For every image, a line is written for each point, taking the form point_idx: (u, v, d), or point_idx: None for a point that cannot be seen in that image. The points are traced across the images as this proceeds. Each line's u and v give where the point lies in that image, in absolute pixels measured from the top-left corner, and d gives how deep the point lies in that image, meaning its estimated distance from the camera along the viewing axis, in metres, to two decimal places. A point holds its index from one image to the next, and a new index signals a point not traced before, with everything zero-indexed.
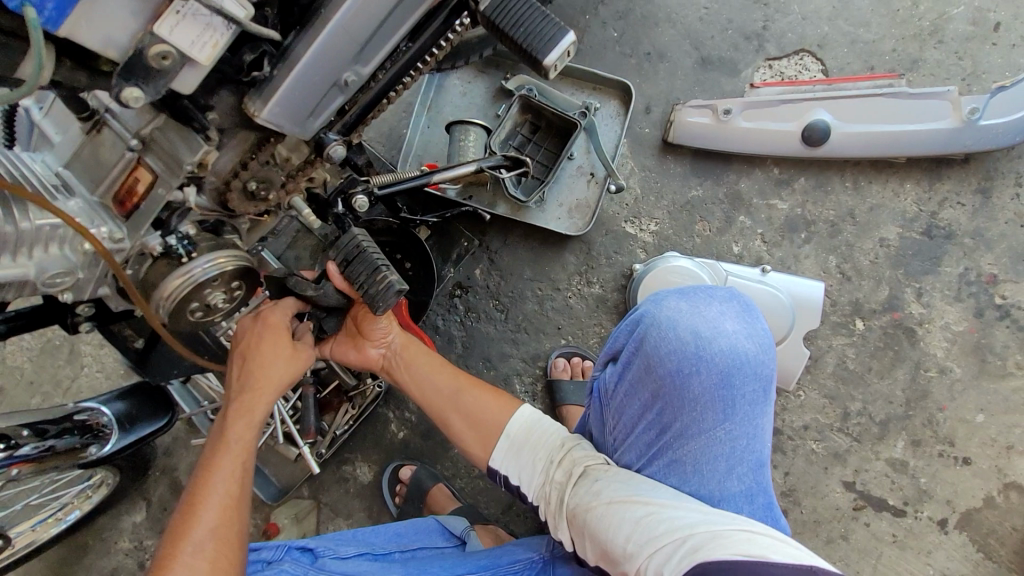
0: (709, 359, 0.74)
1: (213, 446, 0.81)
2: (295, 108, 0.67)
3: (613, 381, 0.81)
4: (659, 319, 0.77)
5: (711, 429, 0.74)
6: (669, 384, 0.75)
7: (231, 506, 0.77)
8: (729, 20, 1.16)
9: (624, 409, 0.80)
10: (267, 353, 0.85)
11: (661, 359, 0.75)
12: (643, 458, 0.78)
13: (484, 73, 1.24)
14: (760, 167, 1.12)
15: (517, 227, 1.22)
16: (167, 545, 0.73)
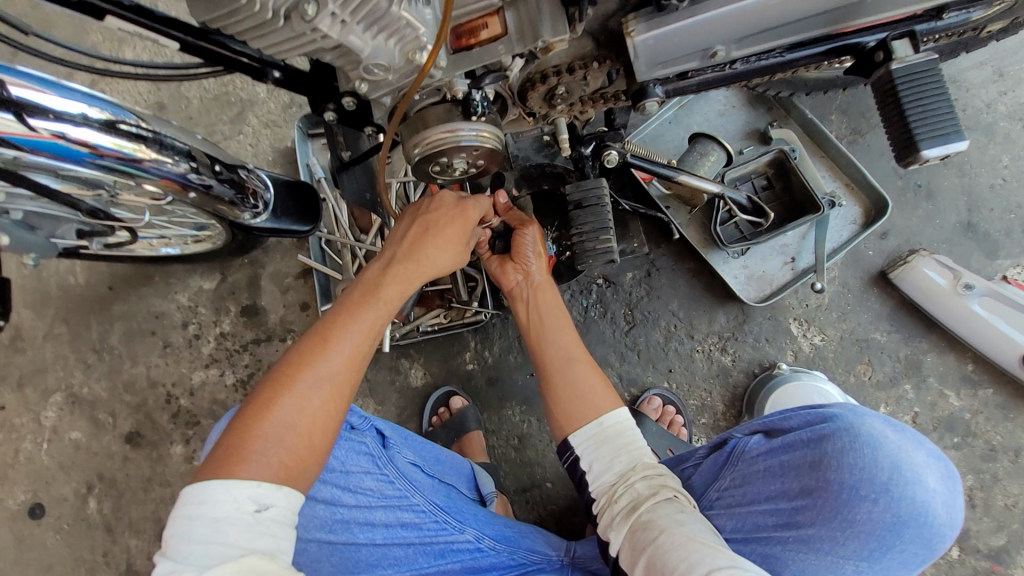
0: (897, 502, 0.68)
1: (363, 295, 0.79)
2: (663, 51, 0.64)
3: (758, 451, 0.76)
4: (857, 432, 0.70)
5: (837, 557, 0.69)
6: (835, 496, 0.69)
7: (356, 357, 0.75)
8: (1020, 204, 1.07)
9: (754, 482, 0.76)
10: (451, 238, 0.84)
11: (839, 468, 0.70)
12: (747, 533, 0.75)
13: (752, 106, 1.18)
14: (956, 354, 1.05)
15: (691, 260, 1.18)
16: (294, 360, 0.72)
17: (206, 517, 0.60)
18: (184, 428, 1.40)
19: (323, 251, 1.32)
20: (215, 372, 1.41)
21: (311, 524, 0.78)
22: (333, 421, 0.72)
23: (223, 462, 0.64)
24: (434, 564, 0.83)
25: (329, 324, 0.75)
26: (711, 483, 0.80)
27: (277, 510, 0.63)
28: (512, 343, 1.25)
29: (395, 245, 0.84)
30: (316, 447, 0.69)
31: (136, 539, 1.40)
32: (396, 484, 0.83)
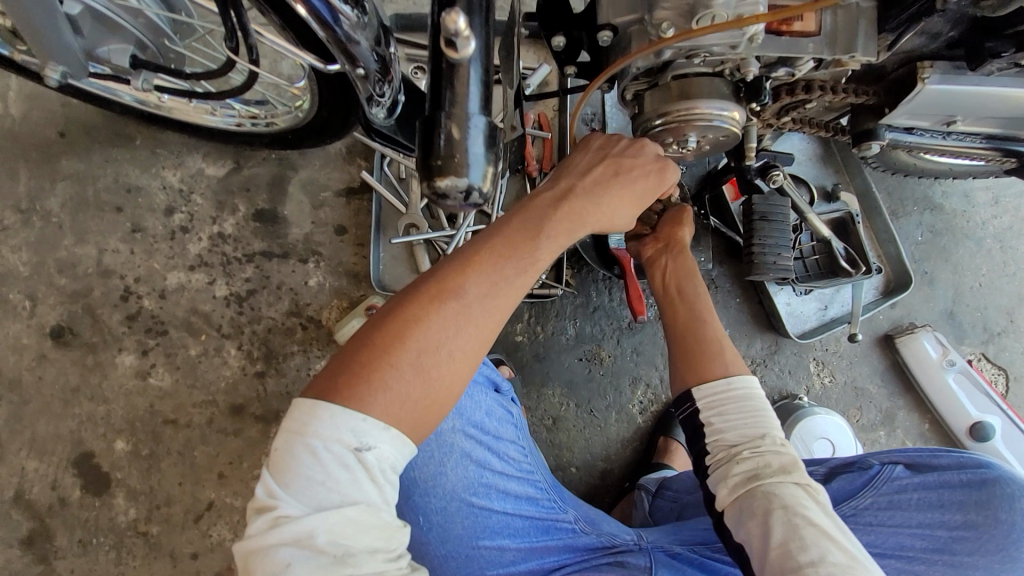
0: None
1: (525, 226, 0.64)
2: (931, 103, 0.68)
3: (911, 482, 0.89)
4: (1016, 483, 0.85)
5: None
6: (1002, 534, 0.82)
7: (502, 302, 0.60)
8: (986, 307, 1.34)
9: (907, 508, 0.88)
10: (632, 194, 0.71)
11: (1009, 509, 0.83)
12: (895, 550, 0.86)
13: (824, 165, 1.31)
14: (921, 413, 1.29)
15: (745, 286, 1.28)
16: (440, 277, 0.59)
17: (310, 443, 0.52)
18: (141, 336, 1.12)
19: (383, 171, 1.16)
20: (201, 278, 1.14)
21: (460, 484, 0.77)
22: (465, 362, 0.58)
23: (336, 380, 0.54)
24: (542, 540, 0.82)
25: (478, 250, 0.61)
26: (852, 498, 0.90)
27: (378, 454, 0.53)
28: (566, 324, 1.22)
29: (573, 177, 0.71)
30: (436, 391, 0.56)
31: (36, 462, 1.08)
32: (528, 458, 0.84)
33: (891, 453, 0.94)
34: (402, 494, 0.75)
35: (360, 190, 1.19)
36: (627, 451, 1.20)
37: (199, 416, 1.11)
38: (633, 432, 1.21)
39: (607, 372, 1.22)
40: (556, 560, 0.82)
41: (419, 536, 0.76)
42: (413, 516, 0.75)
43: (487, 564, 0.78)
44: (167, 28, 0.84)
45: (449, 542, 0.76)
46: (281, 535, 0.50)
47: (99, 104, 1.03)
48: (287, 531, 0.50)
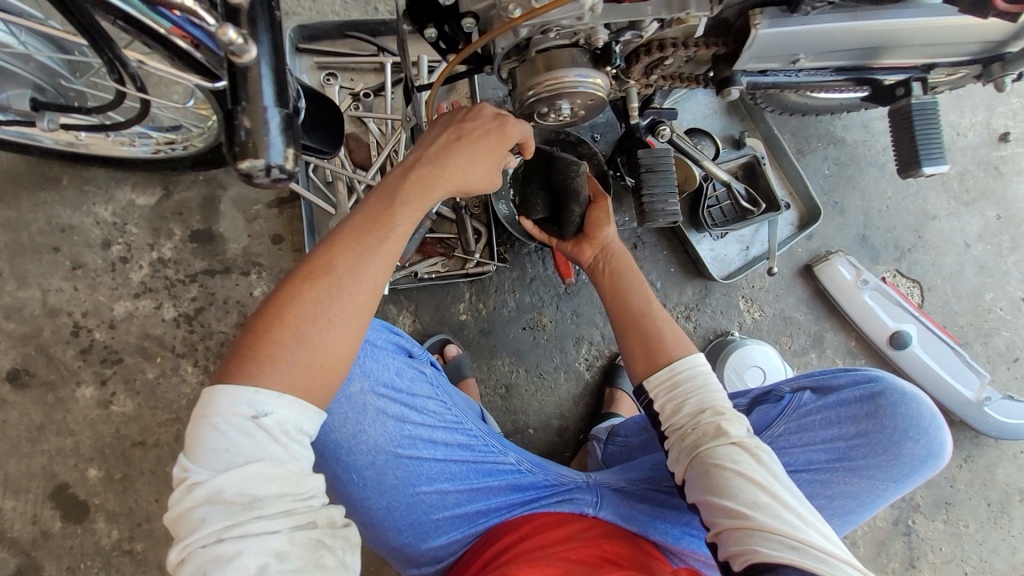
0: (925, 442, 0.91)
1: (382, 201, 0.71)
2: (768, 46, 0.76)
3: (816, 405, 0.94)
4: (900, 391, 0.91)
5: (875, 481, 0.91)
6: (887, 437, 0.91)
7: (372, 270, 0.67)
8: (895, 227, 1.44)
9: (812, 428, 0.93)
10: (482, 155, 0.77)
11: (893, 415, 0.91)
12: (802, 467, 0.92)
13: (729, 116, 1.39)
14: (845, 333, 1.39)
15: (670, 238, 1.36)
16: (309, 260, 0.66)
17: (212, 421, 0.57)
18: (97, 367, 1.16)
19: (309, 178, 1.21)
20: (148, 304, 1.18)
21: (382, 439, 0.83)
22: (343, 328, 0.64)
23: (228, 365, 0.60)
24: (484, 481, 0.91)
25: (342, 230, 0.68)
26: (768, 428, 0.94)
27: (276, 417, 0.59)
28: (506, 297, 1.28)
29: (420, 151, 0.77)
30: (321, 357, 0.62)
31: (14, 501, 1.12)
32: (452, 410, 0.91)
33: (800, 379, 0.98)
34: (330, 457, 0.81)
35: (290, 199, 1.23)
36: (580, 408, 1.28)
37: (167, 435, 1.16)
38: (583, 389, 1.29)
39: (550, 337, 1.29)
40: (503, 498, 0.92)
41: (357, 492, 0.83)
42: (348, 474, 0.82)
43: (431, 508, 0.87)
44: (61, 68, 0.89)
45: (387, 493, 0.84)
46: (197, 501, 0.56)
47: (16, 150, 1.06)
48: (199, 494, 0.56)
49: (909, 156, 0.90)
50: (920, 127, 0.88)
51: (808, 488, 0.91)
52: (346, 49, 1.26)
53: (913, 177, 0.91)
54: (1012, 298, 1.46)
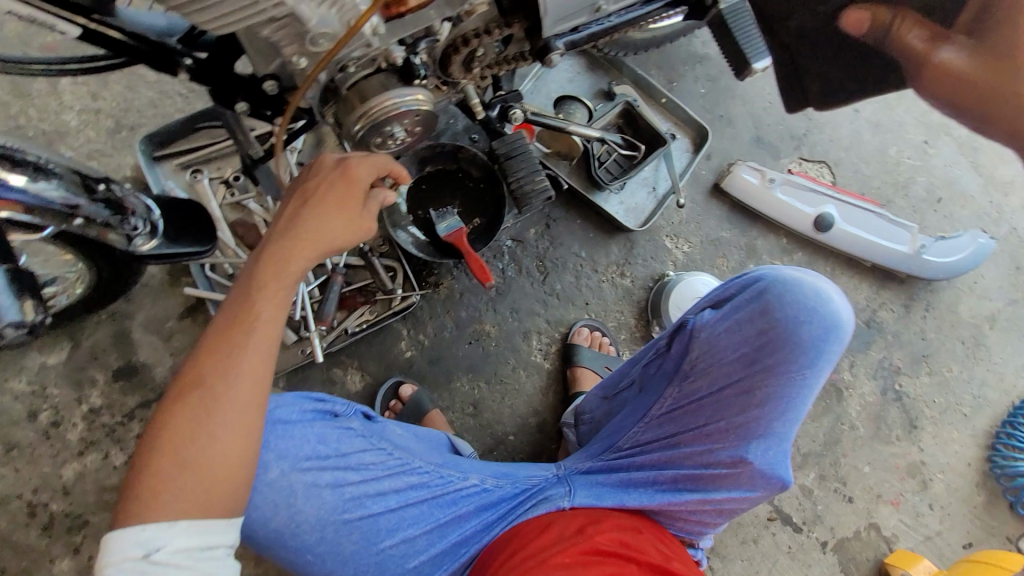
0: (819, 318, 0.79)
1: (241, 292, 0.69)
2: (563, 8, 0.76)
3: (710, 322, 0.86)
4: (781, 278, 0.81)
5: (792, 373, 0.80)
6: (785, 332, 0.80)
7: (242, 370, 0.65)
8: (784, 119, 1.46)
9: (713, 348, 0.85)
10: (330, 212, 0.74)
11: (785, 306, 0.80)
12: (720, 390, 0.84)
13: (590, 72, 1.40)
14: (773, 234, 1.41)
15: (579, 206, 1.37)
16: (180, 376, 0.65)
17: (110, 569, 0.58)
18: (67, 538, 1.12)
19: (209, 277, 1.19)
20: (96, 457, 1.15)
21: (323, 511, 0.82)
22: (233, 440, 0.63)
23: (121, 507, 0.61)
24: (451, 512, 0.90)
25: (208, 336, 0.67)
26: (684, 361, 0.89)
27: (170, 547, 0.59)
28: (443, 319, 1.29)
29: (274, 226, 0.75)
30: (210, 474, 0.62)
31: None
32: (394, 454, 0.89)
33: (701, 303, 0.91)
34: (278, 545, 0.81)
35: (200, 304, 1.21)
36: (551, 398, 1.29)
37: None
38: (547, 378, 1.30)
39: (498, 342, 1.30)
40: (476, 521, 0.91)
41: (319, 569, 0.83)
42: (302, 556, 0.82)
43: (403, 558, 0.86)
44: None
45: (349, 560, 0.83)
46: None
47: None
48: None
49: (737, 54, 0.88)
50: (735, 28, 0.86)
51: (733, 407, 0.83)
52: (204, 141, 1.22)
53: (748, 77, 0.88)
54: (914, 144, 1.49)
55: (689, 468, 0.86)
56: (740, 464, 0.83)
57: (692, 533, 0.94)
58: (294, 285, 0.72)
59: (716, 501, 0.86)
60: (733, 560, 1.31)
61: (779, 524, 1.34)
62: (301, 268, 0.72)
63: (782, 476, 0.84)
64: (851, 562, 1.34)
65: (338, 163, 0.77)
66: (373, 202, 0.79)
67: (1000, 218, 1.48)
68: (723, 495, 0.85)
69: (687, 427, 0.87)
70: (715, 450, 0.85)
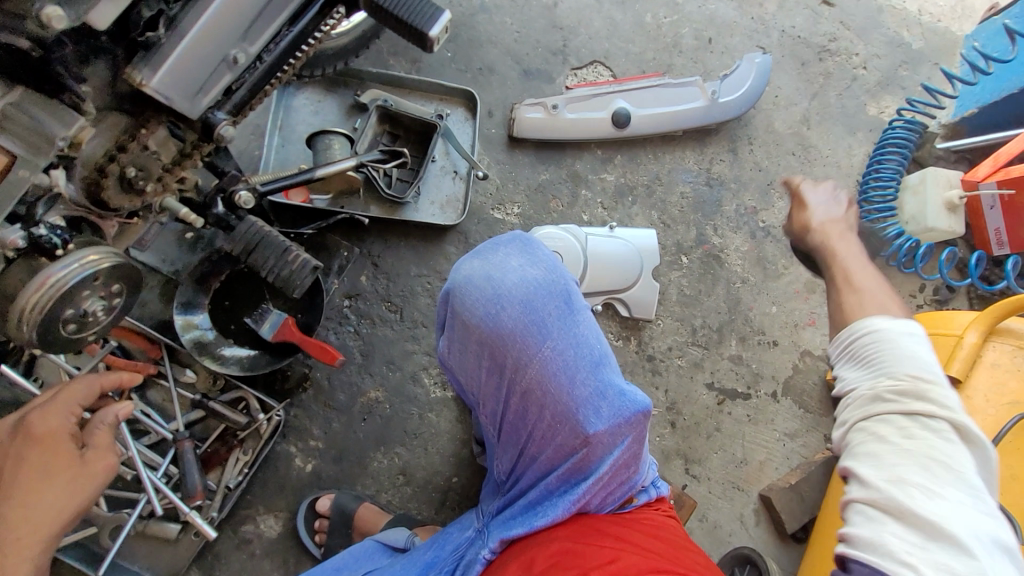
0: (507, 293, 0.74)
1: None
2: (187, 82, 0.64)
3: (447, 351, 0.83)
4: (459, 283, 0.77)
5: (535, 352, 0.73)
6: (487, 328, 0.74)
7: None
8: (538, 40, 1.41)
9: (469, 372, 0.81)
10: (37, 491, 0.73)
11: (473, 305, 0.75)
12: (507, 399, 0.78)
13: (332, 91, 1.28)
14: (586, 152, 1.38)
15: (394, 228, 1.28)
16: None
17: None
18: None
19: None
20: None
21: None
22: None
23: None
24: None
25: None
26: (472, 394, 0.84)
27: None
28: (325, 412, 1.19)
29: None
30: None
31: None
32: None
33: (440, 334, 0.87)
34: None
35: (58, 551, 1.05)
36: (469, 422, 1.22)
37: None
38: (456, 407, 1.22)
39: (391, 401, 1.21)
40: None
41: None
42: None
43: None
44: None
45: None
46: None
47: None
48: None
49: (411, 33, 0.77)
50: (389, 4, 0.75)
51: (530, 407, 0.75)
52: None
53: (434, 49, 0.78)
54: (664, 2, 1.49)
55: (560, 469, 0.75)
56: (586, 441, 0.72)
57: (632, 492, 0.83)
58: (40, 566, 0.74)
59: (606, 474, 0.74)
60: (710, 454, 1.31)
61: (730, 402, 1.34)
62: (40, 551, 0.73)
63: (632, 409, 0.74)
64: (805, 396, 1.36)
65: (18, 430, 0.75)
66: (90, 440, 0.79)
67: (767, 30, 1.52)
68: (605, 467, 0.74)
69: (521, 445, 0.80)
70: (554, 451, 0.75)
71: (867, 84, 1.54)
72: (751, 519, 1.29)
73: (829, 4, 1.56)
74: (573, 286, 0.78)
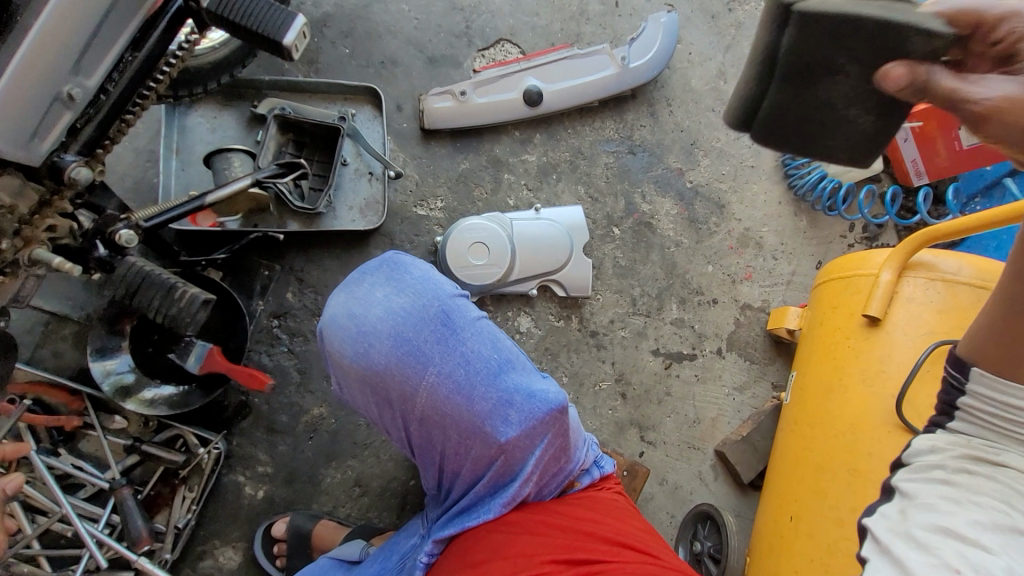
0: (373, 329, 0.71)
1: None
2: (16, 128, 0.61)
3: (340, 391, 0.80)
4: (326, 326, 0.73)
5: (418, 382, 0.70)
6: (363, 369, 0.71)
7: None
8: (439, 25, 1.37)
9: (364, 409, 0.78)
10: None
11: (343, 348, 0.72)
12: (409, 428, 0.75)
13: (227, 105, 1.22)
14: (504, 135, 1.35)
15: (315, 239, 1.24)
16: None
17: None
18: None
19: None
20: None
21: None
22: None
23: None
24: None
25: None
26: (378, 426, 0.81)
27: None
28: (269, 436, 1.16)
29: None
30: None
31: None
32: None
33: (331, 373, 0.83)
34: None
35: None
36: None
37: None
38: None
39: (336, 415, 1.19)
40: None
41: None
42: None
43: None
44: None
45: None
46: None
47: None
48: None
49: (267, 43, 0.79)
50: (237, 17, 0.76)
51: (433, 430, 0.73)
52: None
53: (294, 56, 0.81)
54: None
55: (485, 479, 0.73)
56: (500, 449, 0.71)
57: (570, 477, 0.82)
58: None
59: (533, 473, 0.73)
60: (663, 419, 1.33)
61: (677, 365, 1.35)
62: None
63: (541, 409, 0.72)
64: (748, 348, 1.38)
65: None
66: None
67: None
68: (530, 467, 0.72)
69: (439, 463, 0.77)
70: (473, 464, 0.73)
71: None
72: (710, 475, 1.32)
73: None
74: (449, 302, 0.74)
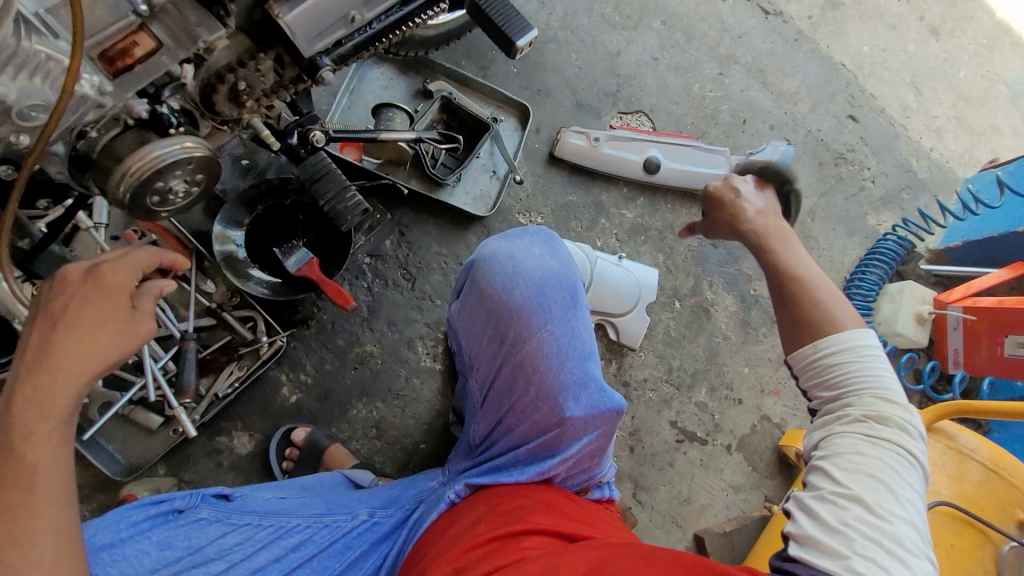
0: (525, 274, 0.84)
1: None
2: (312, 26, 0.77)
3: (457, 314, 0.92)
4: (482, 256, 0.87)
5: (535, 332, 0.82)
6: (497, 300, 0.84)
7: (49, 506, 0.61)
8: (595, 80, 1.57)
9: (470, 335, 0.90)
10: (85, 330, 0.65)
11: (490, 277, 0.85)
12: (498, 367, 0.85)
13: (404, 73, 1.41)
14: (614, 187, 1.51)
15: (427, 205, 1.39)
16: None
17: None
18: None
19: None
20: None
21: None
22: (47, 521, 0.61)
23: None
24: (347, 557, 0.83)
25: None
26: (468, 356, 0.92)
27: None
28: (320, 353, 1.26)
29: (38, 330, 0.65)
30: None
31: None
32: (259, 526, 0.82)
33: (452, 298, 0.97)
34: None
35: None
36: (449, 396, 1.29)
37: None
38: (440, 379, 1.30)
39: (383, 359, 1.29)
40: (370, 560, 0.84)
41: None
42: None
43: None
44: None
45: None
46: None
47: None
48: None
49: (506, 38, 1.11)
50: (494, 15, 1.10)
51: (518, 377, 0.82)
52: None
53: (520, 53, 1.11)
54: (712, 78, 1.65)
55: (530, 443, 0.82)
56: (561, 421, 0.80)
57: (588, 483, 0.90)
58: (69, 422, 0.63)
59: (572, 456, 0.81)
60: (658, 486, 1.39)
61: (687, 443, 1.43)
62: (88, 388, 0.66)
63: (608, 405, 0.82)
64: (755, 455, 1.46)
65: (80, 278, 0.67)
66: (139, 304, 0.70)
67: (796, 126, 1.69)
68: (573, 449, 0.81)
69: (501, 414, 0.87)
70: (530, 425, 0.82)
71: (872, 196, 1.70)
72: None
73: (854, 119, 1.73)
74: (580, 286, 0.87)
